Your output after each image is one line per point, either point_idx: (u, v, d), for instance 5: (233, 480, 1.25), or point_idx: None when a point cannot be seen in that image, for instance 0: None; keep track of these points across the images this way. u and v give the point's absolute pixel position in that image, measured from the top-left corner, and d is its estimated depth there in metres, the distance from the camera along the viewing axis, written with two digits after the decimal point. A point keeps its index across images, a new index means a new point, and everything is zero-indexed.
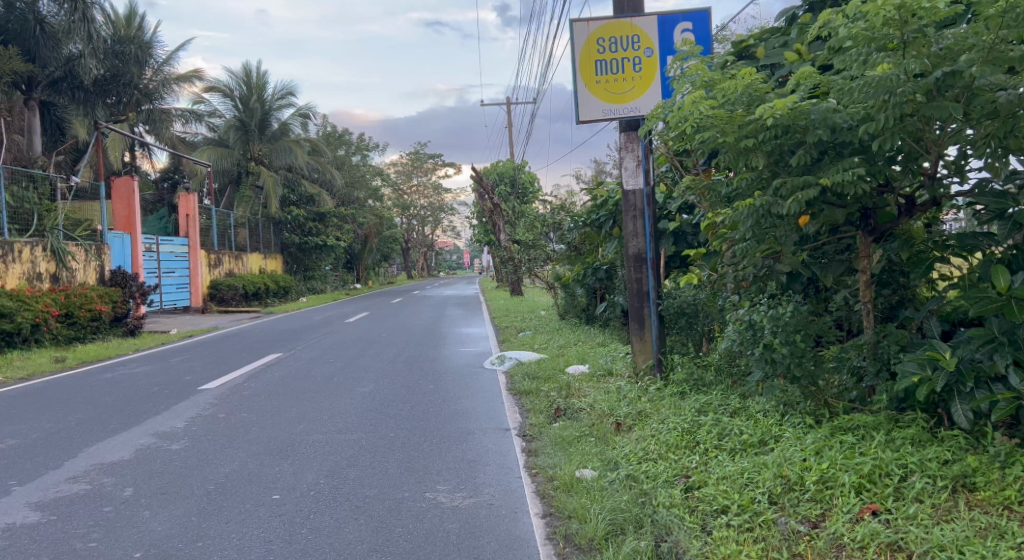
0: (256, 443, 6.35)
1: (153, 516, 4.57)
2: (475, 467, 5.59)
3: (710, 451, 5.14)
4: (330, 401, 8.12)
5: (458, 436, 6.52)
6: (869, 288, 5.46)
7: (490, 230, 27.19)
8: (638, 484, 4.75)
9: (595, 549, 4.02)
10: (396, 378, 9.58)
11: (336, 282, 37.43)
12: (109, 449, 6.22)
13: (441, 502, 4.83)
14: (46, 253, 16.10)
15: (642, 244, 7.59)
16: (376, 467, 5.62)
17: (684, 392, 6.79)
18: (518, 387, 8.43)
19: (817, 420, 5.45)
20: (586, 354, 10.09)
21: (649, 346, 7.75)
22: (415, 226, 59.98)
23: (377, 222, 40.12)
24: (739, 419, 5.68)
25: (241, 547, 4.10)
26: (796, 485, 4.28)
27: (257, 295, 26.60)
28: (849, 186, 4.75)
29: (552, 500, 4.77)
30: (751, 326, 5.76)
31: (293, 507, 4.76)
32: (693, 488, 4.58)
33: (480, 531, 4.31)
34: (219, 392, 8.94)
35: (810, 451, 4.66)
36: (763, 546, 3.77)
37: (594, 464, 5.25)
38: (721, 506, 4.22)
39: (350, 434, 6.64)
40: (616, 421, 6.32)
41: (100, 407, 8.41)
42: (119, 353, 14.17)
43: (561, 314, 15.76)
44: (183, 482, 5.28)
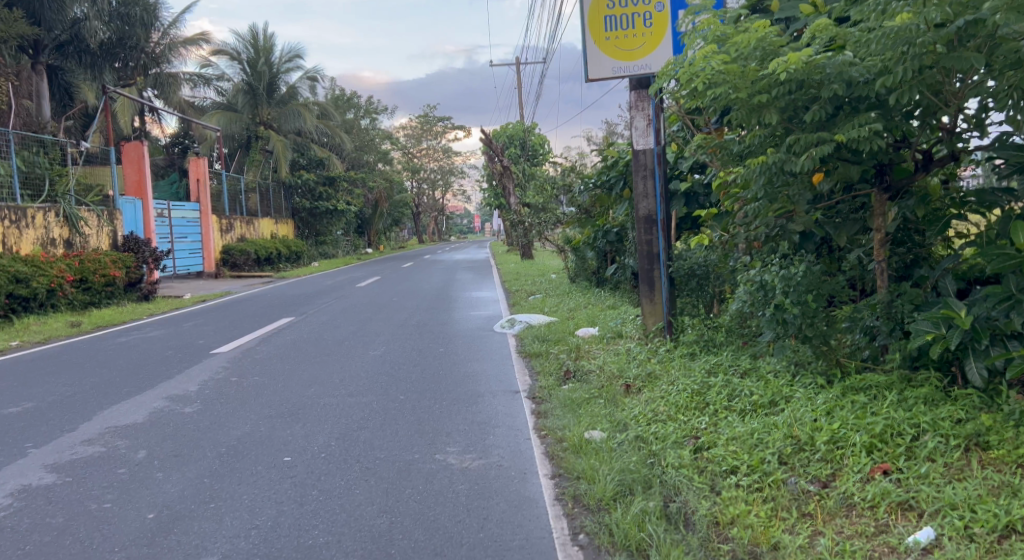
0: (268, 406, 6.38)
1: (167, 478, 4.61)
2: (485, 429, 5.61)
3: (720, 412, 5.13)
4: (341, 365, 8.15)
5: (469, 399, 6.54)
6: (883, 246, 5.41)
7: (500, 193, 27.12)
8: (647, 445, 4.76)
9: (603, 509, 4.01)
10: (406, 341, 9.60)
11: (348, 247, 37.50)
12: (124, 412, 6.27)
13: (451, 464, 4.84)
14: (59, 219, 16.21)
15: (652, 206, 7.52)
16: (386, 429, 5.64)
17: (694, 353, 6.79)
18: (528, 349, 8.44)
19: (829, 380, 5.42)
20: (595, 316, 10.09)
21: (659, 308, 7.73)
22: (425, 190, 59.90)
23: (387, 186, 40.07)
24: (750, 379, 5.65)
25: (252, 508, 4.12)
26: (807, 446, 4.26)
27: (269, 261, 26.73)
28: (865, 142, 4.66)
29: (560, 461, 4.78)
30: (764, 287, 5.72)
31: (304, 469, 4.79)
32: (703, 449, 4.58)
33: (489, 492, 4.33)
34: (232, 356, 8.99)
35: (820, 411, 4.63)
36: (773, 504, 3.76)
37: (603, 425, 5.25)
38: (730, 467, 4.21)
39: (362, 397, 6.66)
40: (625, 382, 6.33)
41: (115, 370, 8.48)
42: (133, 318, 14.26)
43: (571, 278, 15.74)
44: (196, 445, 5.31)
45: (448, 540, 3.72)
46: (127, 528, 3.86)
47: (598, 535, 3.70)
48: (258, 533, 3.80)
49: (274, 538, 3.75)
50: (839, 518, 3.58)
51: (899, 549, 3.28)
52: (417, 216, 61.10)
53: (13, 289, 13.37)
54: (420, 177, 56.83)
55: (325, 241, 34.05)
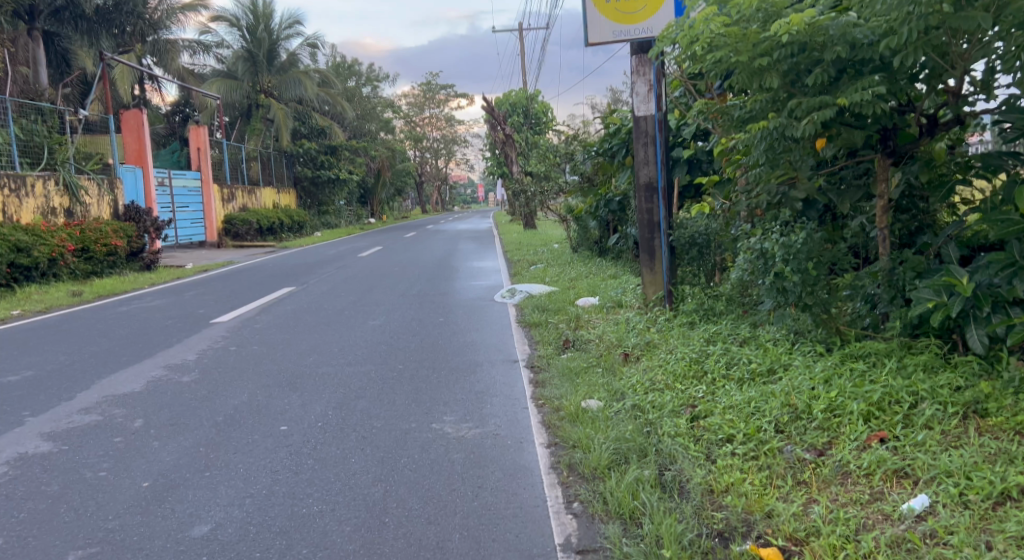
0: (266, 375, 6.37)
1: (163, 447, 4.60)
2: (482, 398, 5.59)
3: (718, 380, 5.10)
4: (341, 334, 8.13)
5: (467, 368, 6.52)
6: (885, 214, 5.35)
7: (502, 162, 27.00)
8: (643, 414, 4.74)
9: (598, 477, 3.98)
10: (406, 311, 9.57)
11: (350, 217, 37.40)
12: (122, 381, 6.27)
13: (447, 433, 4.82)
14: (59, 187, 16.16)
15: (653, 173, 7.42)
16: (383, 398, 5.63)
17: (694, 321, 6.75)
18: (528, 319, 8.41)
19: (828, 348, 5.38)
20: (596, 286, 10.03)
21: (659, 278, 7.70)
22: (428, 159, 59.58)
23: (389, 155, 39.85)
24: (749, 348, 5.62)
25: (247, 477, 4.11)
26: (804, 414, 4.23)
27: (271, 230, 26.66)
28: (868, 106, 4.57)
29: (557, 429, 4.76)
30: (764, 256, 5.65)
31: (300, 438, 4.77)
32: (700, 417, 4.55)
33: (485, 461, 4.31)
34: (231, 325, 8.98)
35: (818, 379, 4.59)
36: (768, 473, 3.72)
37: (600, 395, 5.23)
38: (726, 435, 4.18)
39: (359, 366, 6.64)
40: (624, 351, 6.30)
41: (115, 339, 8.48)
42: (134, 287, 14.25)
43: (573, 247, 15.67)
44: (193, 414, 5.30)
45: (442, 508, 3.69)
46: (122, 496, 3.85)
47: (592, 503, 3.66)
48: (252, 502, 3.78)
49: (268, 506, 3.73)
50: (834, 486, 3.52)
51: (893, 516, 3.18)
52: (420, 185, 60.85)
53: (14, 258, 13.35)
54: (423, 146, 56.53)
55: (327, 211, 33.96)
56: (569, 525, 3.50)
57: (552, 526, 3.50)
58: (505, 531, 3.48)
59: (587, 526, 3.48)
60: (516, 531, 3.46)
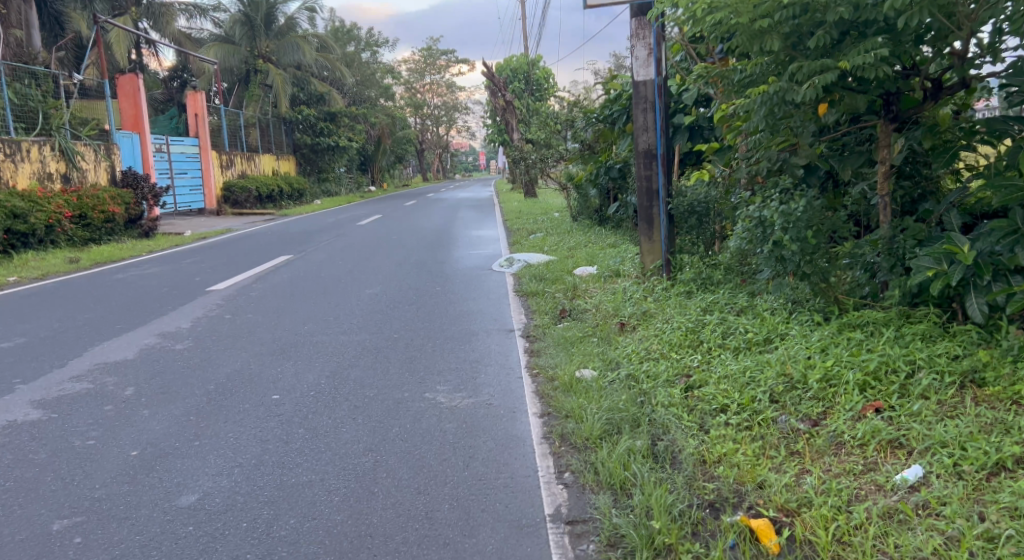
0: (259, 344, 6.35)
1: (153, 416, 4.57)
2: (477, 367, 5.56)
3: (713, 350, 5.06)
4: (337, 302, 8.10)
5: (462, 337, 6.49)
6: (887, 180, 5.32)
7: (503, 129, 26.78)
8: (637, 384, 4.70)
9: (589, 447, 3.93)
10: (403, 280, 9.52)
11: (351, 185, 37.20)
12: (114, 349, 6.23)
13: (440, 403, 4.79)
14: (54, 153, 16.04)
15: (652, 139, 7.41)
16: (376, 367, 5.59)
17: (691, 291, 6.69)
18: (525, 288, 8.35)
19: (827, 317, 5.34)
20: (595, 255, 9.97)
21: (657, 247, 7.63)
22: (429, 126, 59.13)
23: (389, 122, 39.51)
24: (746, 317, 5.58)
25: (237, 446, 4.09)
26: (799, 383, 4.19)
27: (271, 198, 26.52)
28: (871, 69, 4.47)
29: (550, 399, 4.72)
30: (763, 224, 5.58)
31: (291, 407, 4.74)
32: (695, 387, 4.52)
33: (476, 431, 4.27)
34: (227, 293, 8.93)
35: (816, 349, 4.54)
36: (762, 444, 3.68)
37: (595, 364, 5.20)
38: (720, 406, 4.15)
39: (354, 335, 6.61)
40: (620, 320, 6.25)
41: (110, 307, 8.44)
42: (132, 255, 14.20)
43: (574, 216, 15.55)
44: (185, 382, 5.28)
45: (432, 479, 3.66)
46: (110, 465, 3.82)
47: (583, 474, 3.62)
48: (240, 471, 3.76)
49: (257, 476, 3.71)
50: (827, 457, 3.47)
51: (886, 487, 3.12)
52: (421, 153, 60.44)
53: (11, 224, 13.29)
54: (423, 113, 56.06)
55: (327, 178, 33.76)
56: (559, 496, 3.46)
57: (542, 497, 3.46)
58: (495, 501, 3.44)
59: (577, 497, 3.44)
60: (506, 502, 3.43)
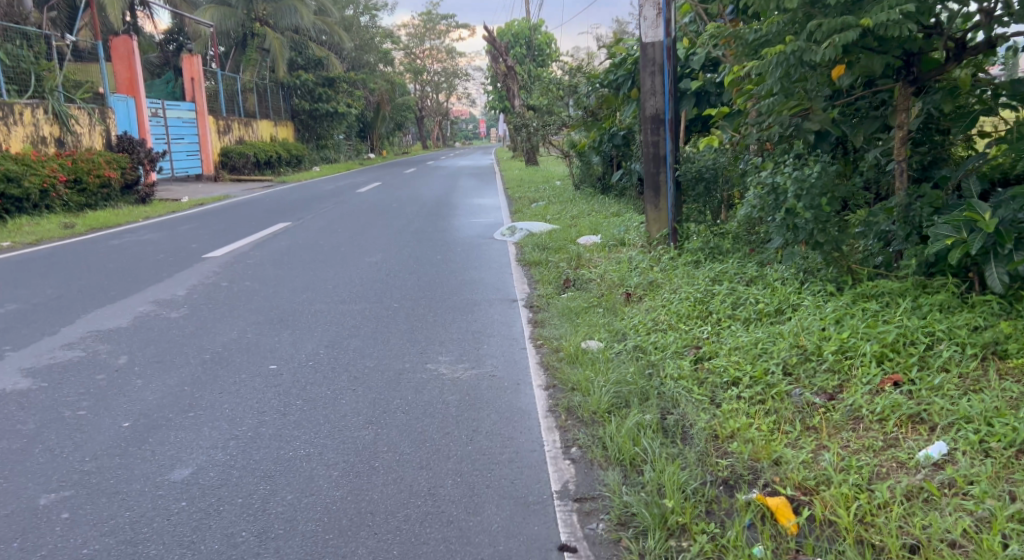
0: (257, 312, 6.22)
1: (146, 386, 4.44)
2: (479, 337, 5.44)
3: (723, 320, 4.94)
4: (337, 270, 7.96)
5: (465, 307, 6.36)
6: (904, 145, 5.22)
7: (504, 95, 26.41)
8: (645, 355, 4.59)
9: (596, 421, 3.81)
10: (404, 248, 9.35)
11: (350, 152, 36.82)
12: (108, 316, 6.10)
13: (442, 374, 4.67)
14: (48, 116, 15.79)
15: (660, 104, 7.25)
16: (377, 337, 5.47)
17: (699, 260, 6.54)
18: (527, 257, 8.19)
19: (840, 287, 5.21)
20: (598, 224, 9.81)
21: (664, 216, 7.45)
22: (429, 93, 58.48)
23: (388, 88, 39.00)
24: (756, 287, 5.45)
25: (232, 418, 3.97)
26: (813, 355, 4.09)
27: (269, 164, 26.24)
28: (895, 28, 4.33)
29: (555, 371, 4.60)
30: (775, 191, 5.44)
31: (289, 377, 4.62)
32: (704, 359, 4.40)
33: (480, 404, 4.15)
34: (224, 260, 8.78)
35: (830, 320, 4.43)
36: (775, 418, 3.56)
37: (601, 335, 5.07)
38: (731, 379, 4.03)
39: (354, 304, 6.48)
40: (626, 291, 6.11)
41: (104, 273, 8.30)
42: (128, 220, 14.01)
43: (576, 184, 15.35)
44: (179, 351, 5.15)
45: (435, 453, 3.54)
46: (101, 437, 3.70)
47: (591, 449, 3.50)
48: (236, 444, 3.64)
49: (253, 449, 3.59)
50: (845, 432, 3.35)
51: (908, 464, 3.00)
52: (420, 120, 59.85)
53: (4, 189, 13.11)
54: (423, 79, 55.41)
55: (326, 145, 33.40)
56: (567, 472, 3.34)
57: (549, 473, 3.35)
58: (500, 477, 3.32)
59: (585, 472, 3.32)
60: (511, 478, 3.31)
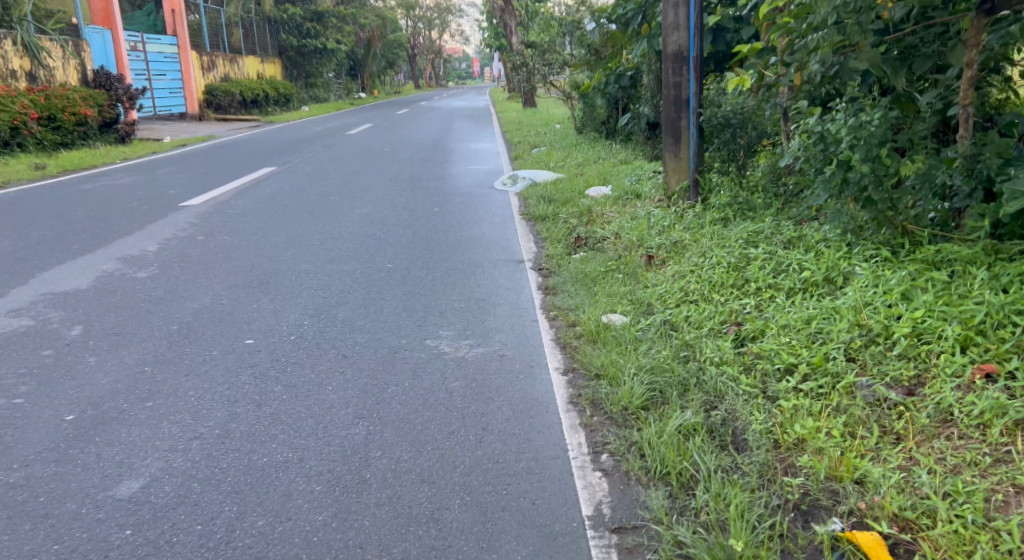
0: (235, 273, 5.58)
1: (99, 366, 3.82)
2: (484, 308, 4.87)
3: (764, 293, 4.34)
4: (325, 223, 7.31)
5: (466, 270, 5.78)
6: (971, 87, 4.53)
7: (500, 32, 25.34)
8: (677, 334, 3.99)
9: (630, 418, 3.22)
10: (397, 198, 8.67)
11: (340, 90, 35.66)
12: (66, 275, 5.43)
13: (444, 352, 4.09)
14: (17, 48, 14.84)
15: (683, 40, 6.59)
16: (369, 305, 4.88)
17: (727, 218, 5.90)
18: (532, 211, 7.57)
19: (894, 251, 4.59)
20: (606, 172, 9.17)
21: (684, 165, 6.85)
22: (421, 30, 56.83)
23: (379, 24, 37.63)
24: (797, 251, 4.83)
25: (198, 410, 3.36)
26: (879, 338, 3.49)
27: (255, 103, 25.27)
28: None
29: (574, 350, 4.02)
30: (824, 141, 4.72)
31: (267, 356, 4.01)
32: (750, 340, 3.81)
33: (489, 393, 3.57)
34: (203, 209, 8.10)
35: (895, 295, 3.81)
36: (847, 419, 2.97)
37: (625, 308, 4.49)
38: (785, 366, 3.44)
39: (343, 264, 5.85)
40: (647, 253, 5.50)
41: (71, 222, 7.61)
42: (104, 161, 13.23)
43: (579, 128, 14.65)
44: (143, 321, 4.51)
45: (440, 461, 2.95)
46: (37, 435, 3.08)
47: (627, 458, 2.91)
48: (199, 447, 3.03)
49: (220, 454, 2.98)
50: (937, 440, 2.78)
51: None
52: (413, 58, 58.19)
53: None
54: (415, 16, 53.76)
55: (316, 83, 32.30)
56: (599, 488, 2.77)
57: (577, 490, 2.76)
58: (520, 495, 2.74)
59: (622, 490, 2.74)
60: (533, 497, 2.73)
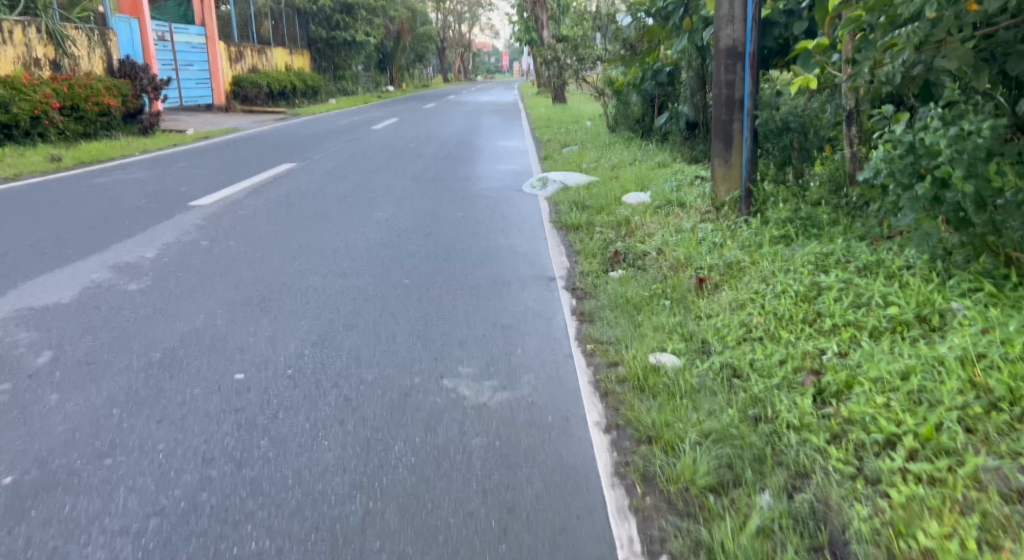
0: (235, 288, 5.00)
1: (60, 407, 3.25)
2: (511, 338, 4.25)
3: (842, 332, 3.65)
4: (339, 229, 6.74)
5: (492, 288, 5.16)
6: None
7: (532, 26, 24.70)
8: (742, 384, 3.33)
9: (694, 506, 2.56)
10: (418, 202, 8.09)
11: (369, 84, 35.30)
12: (49, 287, 4.90)
13: (463, 399, 3.46)
14: (41, 36, 14.48)
15: (738, 33, 5.92)
16: (379, 331, 4.28)
17: (789, 237, 5.22)
18: (564, 219, 6.95)
19: (998, 284, 3.87)
20: (643, 176, 8.52)
21: (736, 173, 6.17)
22: (451, 23, 56.31)
23: (409, 16, 37.21)
24: (879, 280, 4.13)
25: (164, 473, 2.77)
26: (1003, 406, 2.78)
27: (282, 95, 24.89)
28: None
29: (619, 401, 3.38)
30: (914, 151, 3.98)
31: (258, 397, 3.42)
32: (834, 398, 3.12)
33: (515, 457, 2.93)
34: (213, 210, 7.56)
35: (1017, 346, 3.08)
36: (982, 521, 2.25)
37: (676, 346, 3.82)
38: (885, 437, 2.74)
39: (355, 278, 5.26)
40: (698, 275, 4.83)
41: (72, 222, 7.10)
42: (123, 153, 12.79)
43: (612, 126, 14.01)
44: (121, 347, 3.94)
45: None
46: None
47: None
48: (157, 529, 2.45)
49: (179, 541, 2.40)
50: None
51: None
52: (443, 52, 57.86)
53: None
54: (445, 9, 53.34)
55: (344, 76, 31.89)
56: None
57: None
58: None
59: None
60: None
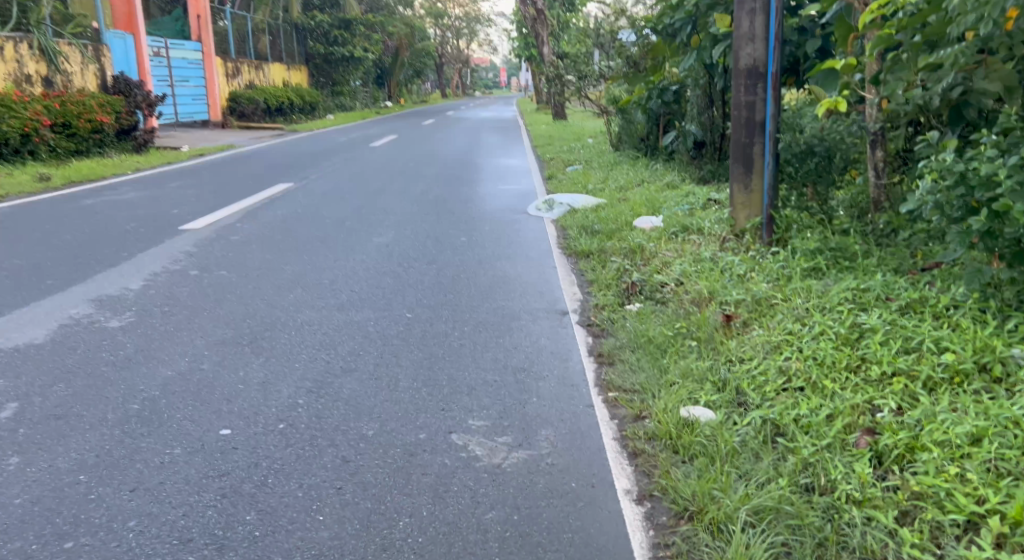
0: (225, 324, 4.64)
1: (21, 474, 2.88)
2: (525, 383, 3.88)
3: (894, 382, 3.29)
4: (336, 256, 6.38)
5: (500, 324, 4.80)
6: None
7: (532, 43, 24.52)
8: (789, 445, 2.97)
9: None
10: (419, 225, 7.75)
11: (367, 99, 35.11)
12: (23, 324, 4.53)
13: (475, 460, 3.08)
14: (33, 52, 14.17)
15: (759, 52, 5.58)
16: (380, 375, 3.92)
17: (820, 269, 4.87)
18: (574, 246, 6.60)
19: None
20: (653, 198, 8.20)
21: (756, 200, 5.85)
22: (449, 38, 56.28)
23: (408, 32, 37.08)
24: (927, 322, 3.78)
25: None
26: None
27: (280, 111, 24.63)
28: None
29: (651, 464, 3.01)
30: (965, 182, 3.64)
31: (245, 458, 3.05)
32: (896, 463, 2.77)
33: (538, 537, 2.56)
34: (205, 235, 7.19)
35: None
36: None
37: (709, 396, 3.46)
38: (966, 518, 2.40)
39: (354, 313, 4.90)
40: (724, 311, 4.48)
41: (55, 248, 6.73)
42: (115, 172, 12.44)
43: (615, 145, 13.73)
44: (96, 396, 3.57)
45: None
46: None
47: None
48: None
49: None
50: None
51: None
52: (441, 67, 57.79)
53: None
54: (443, 25, 53.32)
55: (342, 91, 31.66)
56: None
57: None
58: None
59: None
60: None
